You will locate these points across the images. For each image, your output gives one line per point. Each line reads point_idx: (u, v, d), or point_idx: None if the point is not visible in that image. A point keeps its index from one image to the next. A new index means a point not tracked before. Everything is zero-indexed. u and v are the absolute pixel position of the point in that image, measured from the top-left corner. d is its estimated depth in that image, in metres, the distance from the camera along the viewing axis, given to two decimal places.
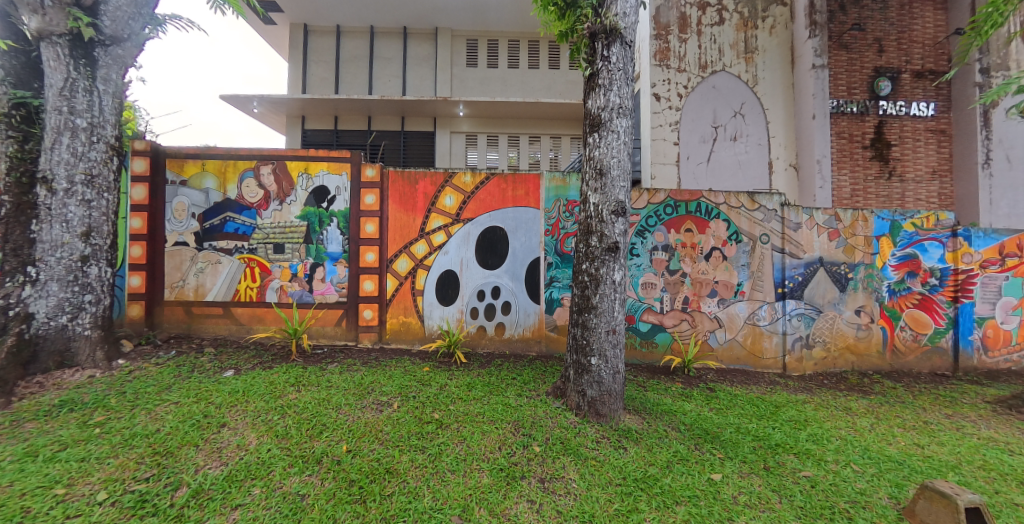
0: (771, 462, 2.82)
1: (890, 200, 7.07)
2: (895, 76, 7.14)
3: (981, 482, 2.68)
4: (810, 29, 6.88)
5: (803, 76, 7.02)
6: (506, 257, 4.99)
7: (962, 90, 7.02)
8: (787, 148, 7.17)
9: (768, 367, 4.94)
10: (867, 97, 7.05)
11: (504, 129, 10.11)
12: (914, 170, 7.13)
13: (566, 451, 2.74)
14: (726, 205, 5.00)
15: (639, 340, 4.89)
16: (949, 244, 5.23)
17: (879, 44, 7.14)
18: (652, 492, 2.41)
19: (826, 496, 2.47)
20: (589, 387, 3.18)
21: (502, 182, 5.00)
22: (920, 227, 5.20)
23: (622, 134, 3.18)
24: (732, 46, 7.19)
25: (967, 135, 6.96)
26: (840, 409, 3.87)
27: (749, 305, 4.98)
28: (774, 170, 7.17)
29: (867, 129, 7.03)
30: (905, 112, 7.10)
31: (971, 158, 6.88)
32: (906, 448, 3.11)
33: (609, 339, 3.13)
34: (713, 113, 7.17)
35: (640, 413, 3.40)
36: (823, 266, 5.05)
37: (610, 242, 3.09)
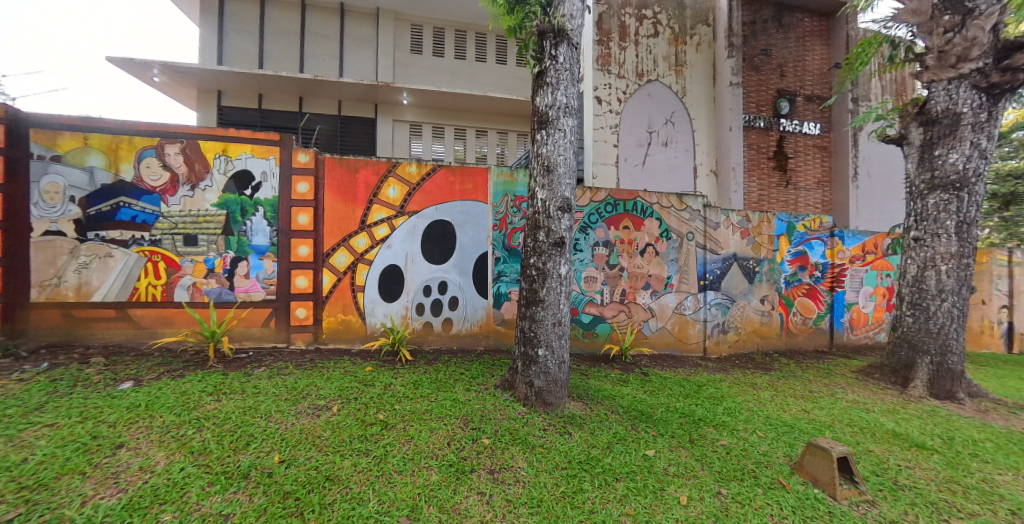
0: (695, 434, 3.18)
1: (787, 205, 8.26)
2: (793, 98, 8.32)
3: (848, 437, 3.30)
4: (727, 49, 7.74)
5: (722, 91, 7.85)
6: (453, 251, 4.91)
7: (839, 115, 8.40)
8: (710, 155, 7.99)
9: (693, 351, 5.52)
10: (770, 114, 8.15)
11: (449, 121, 9.85)
12: (805, 179, 8.40)
13: (515, 441, 2.82)
14: (658, 205, 5.45)
15: (581, 331, 5.16)
16: (829, 243, 6.28)
17: (780, 70, 8.26)
18: (595, 472, 2.59)
19: (738, 461, 2.85)
20: (536, 378, 3.31)
21: (450, 175, 4.91)
22: (808, 228, 6.17)
23: (567, 133, 3.31)
24: (665, 59, 7.80)
25: (842, 153, 8.38)
26: (748, 385, 4.47)
27: (678, 296, 5.50)
28: (699, 175, 7.95)
29: (770, 143, 8.12)
30: (799, 130, 8.30)
31: (845, 172, 8.30)
32: (797, 414, 3.71)
33: (556, 330, 3.28)
34: (648, 120, 7.73)
35: (583, 399, 3.61)
36: (736, 260, 5.77)
37: (556, 237, 3.22)
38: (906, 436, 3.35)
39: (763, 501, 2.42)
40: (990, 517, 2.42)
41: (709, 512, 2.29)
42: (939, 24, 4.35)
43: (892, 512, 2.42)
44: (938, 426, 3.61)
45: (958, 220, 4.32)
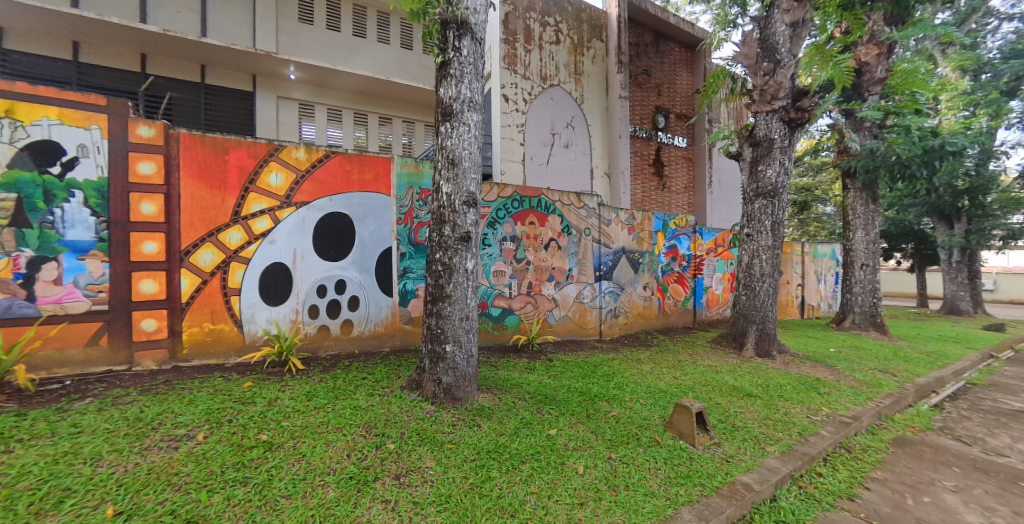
0: (591, 410, 3.54)
1: (664, 205, 9.71)
2: (668, 114, 9.71)
3: (704, 395, 4.11)
4: (618, 65, 8.59)
5: (613, 103, 8.72)
6: (351, 247, 4.57)
7: (699, 133, 10.17)
8: (603, 159, 8.81)
9: (590, 334, 6.10)
10: (650, 127, 9.40)
11: (344, 102, 8.80)
12: (676, 184, 9.93)
13: (422, 441, 2.74)
14: (560, 202, 5.82)
15: (491, 324, 5.24)
16: (692, 237, 7.63)
17: (658, 89, 9.57)
18: (503, 458, 2.66)
19: (627, 427, 3.28)
20: (444, 374, 3.27)
21: (345, 162, 4.53)
22: (678, 226, 7.38)
23: (472, 128, 3.29)
24: (566, 66, 8.29)
25: (702, 164, 10.14)
26: (635, 360, 5.16)
27: (577, 286, 6.00)
28: (595, 176, 8.70)
29: (650, 152, 9.38)
30: (671, 142, 9.73)
31: (704, 180, 10.11)
32: (672, 381, 4.43)
33: (464, 326, 3.28)
34: (551, 122, 8.09)
35: (492, 390, 3.70)
36: (624, 253, 6.55)
37: (462, 231, 3.19)
38: (740, 388, 4.33)
39: (644, 458, 2.84)
40: (788, 441, 3.30)
41: (603, 476, 2.58)
42: (761, 68, 5.58)
43: (730, 449, 3.09)
44: (759, 378, 4.74)
45: (773, 221, 5.67)
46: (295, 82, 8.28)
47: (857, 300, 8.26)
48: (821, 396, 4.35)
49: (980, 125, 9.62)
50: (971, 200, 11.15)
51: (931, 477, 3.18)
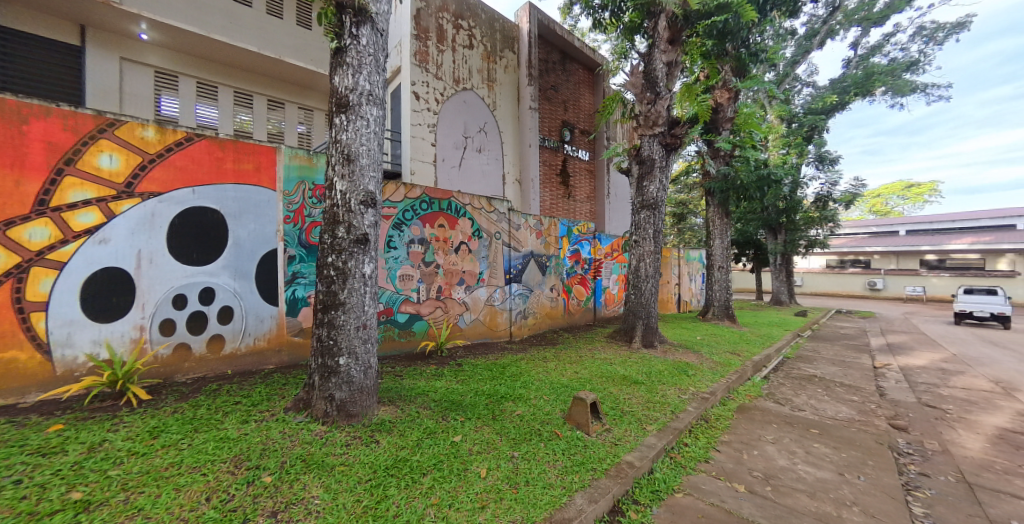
0: (497, 411, 3.57)
1: (570, 213, 10.42)
2: (572, 129, 10.47)
3: (599, 385, 4.53)
4: (528, 78, 8.94)
5: (524, 113, 9.02)
6: (221, 248, 3.86)
7: (598, 148, 11.23)
8: (515, 166, 9.01)
9: (501, 336, 6.24)
10: (557, 139, 10.02)
11: (217, 78, 7.31)
12: (580, 194, 10.76)
13: (309, 468, 2.39)
14: (471, 206, 5.79)
15: (397, 331, 4.95)
16: (592, 242, 8.60)
17: (563, 105, 10.25)
18: (403, 474, 2.45)
19: (532, 424, 3.37)
20: (337, 390, 2.95)
21: (215, 148, 3.80)
22: (580, 232, 8.21)
23: (371, 122, 3.03)
24: (479, 72, 8.27)
25: (602, 176, 11.17)
26: (542, 358, 5.42)
27: (488, 290, 6.05)
28: (507, 182, 8.85)
29: (557, 162, 9.99)
30: (575, 155, 10.51)
31: (603, 191, 11.19)
32: (575, 376, 4.77)
33: (361, 335, 3.00)
34: (464, 125, 7.98)
35: (394, 402, 3.46)
36: (532, 257, 6.90)
37: (359, 233, 2.93)
38: (629, 377, 4.89)
39: (544, 452, 2.93)
40: (664, 420, 3.82)
41: (505, 476, 2.57)
42: (645, 97, 6.42)
43: (618, 432, 3.43)
44: (643, 366, 5.43)
45: (655, 229, 6.55)
46: (149, 44, 6.63)
47: (716, 295, 10.07)
48: (689, 377, 5.19)
49: (791, 162, 12.72)
50: (787, 217, 14.71)
51: (759, 433, 4.04)
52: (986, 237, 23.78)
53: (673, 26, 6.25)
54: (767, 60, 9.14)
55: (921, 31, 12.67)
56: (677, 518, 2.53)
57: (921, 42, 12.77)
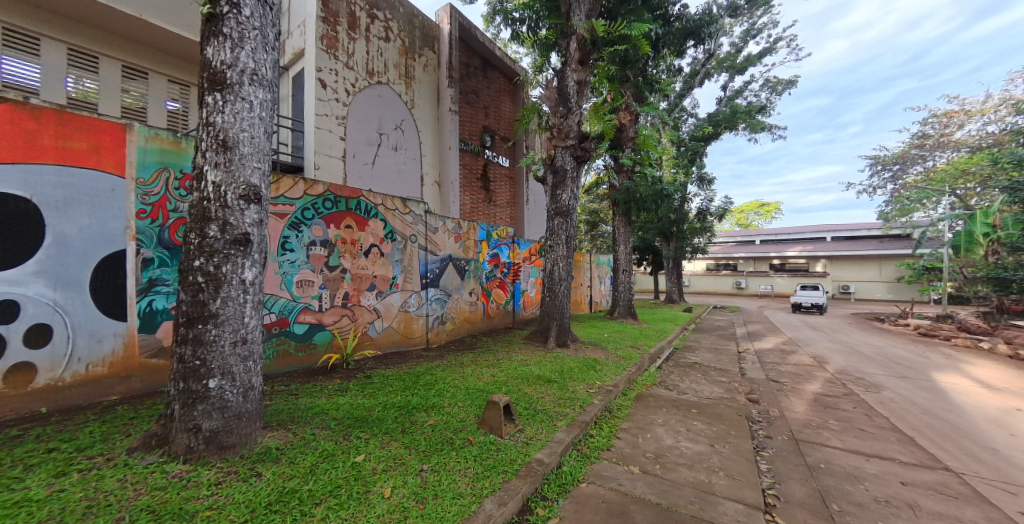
0: (407, 423, 3.33)
1: (490, 217, 10.48)
2: (493, 135, 10.56)
3: (515, 387, 4.60)
4: (448, 80, 8.75)
5: (444, 115, 8.80)
6: (35, 250, 3.01)
7: (517, 155, 11.50)
8: (434, 168, 8.74)
9: (416, 343, 5.97)
10: (478, 144, 10.01)
11: (40, 25, 5.71)
12: (501, 199, 10.90)
13: (159, 519, 1.93)
14: (383, 206, 5.44)
15: (294, 345, 4.40)
16: (511, 247, 8.77)
17: (484, 111, 10.27)
18: (290, 508, 2.10)
19: (444, 434, 3.21)
20: (205, 419, 2.48)
21: (24, 119, 2.96)
22: (499, 236, 8.31)
23: (256, 106, 2.63)
24: (395, 67, 7.85)
25: (521, 183, 11.46)
26: (459, 364, 5.32)
27: (403, 295, 5.74)
28: (425, 184, 8.54)
29: (478, 167, 9.96)
30: (495, 160, 10.61)
31: (522, 197, 11.49)
32: (490, 379, 4.76)
33: (239, 352, 2.58)
34: (378, 121, 7.48)
35: (284, 426, 3.03)
36: (450, 261, 6.76)
37: (237, 233, 2.51)
38: (543, 376, 5.06)
39: (455, 460, 2.81)
40: (574, 415, 4.03)
41: (412, 492, 2.36)
42: (558, 111, 6.77)
43: (530, 431, 3.51)
44: (556, 365, 5.69)
45: (568, 236, 6.92)
46: None
47: (621, 296, 11.06)
48: (596, 372, 5.58)
49: (680, 179, 14.62)
50: (677, 227, 16.84)
51: (651, 418, 4.50)
52: (809, 246, 30.31)
53: (583, 48, 6.71)
54: (660, 90, 10.37)
55: (769, 81, 15.66)
56: (581, 507, 2.65)
57: (768, 90, 15.78)
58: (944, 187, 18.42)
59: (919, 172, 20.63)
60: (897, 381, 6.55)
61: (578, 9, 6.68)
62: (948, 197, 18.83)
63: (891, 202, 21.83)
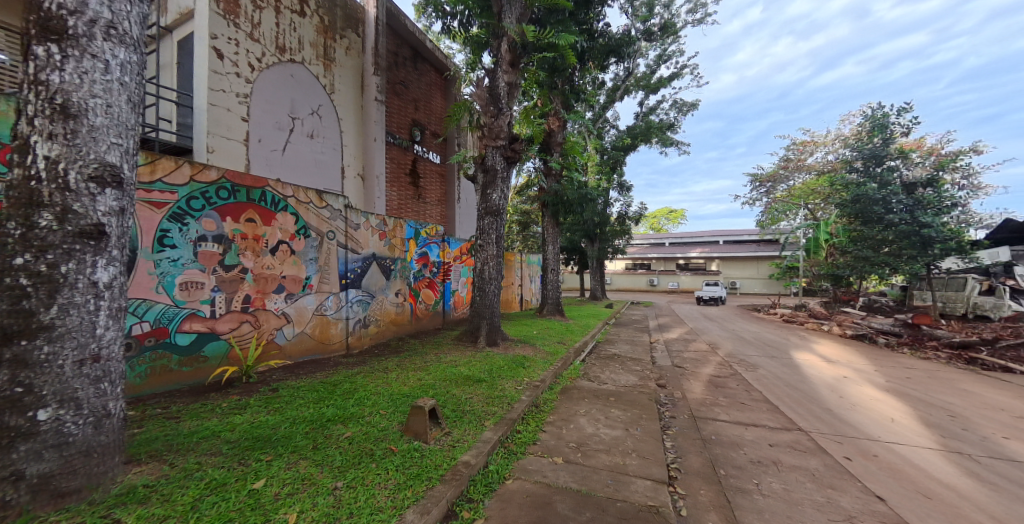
0: (319, 437, 3.05)
1: (419, 214, 10.13)
2: (422, 129, 10.22)
3: (443, 389, 4.50)
4: (374, 67, 8.25)
5: (368, 104, 8.28)
6: None
7: (450, 152, 11.26)
8: (356, 159, 8.20)
9: (333, 350, 5.54)
10: (407, 138, 9.60)
11: None
12: (431, 196, 10.60)
13: None
14: (294, 199, 4.95)
15: (176, 360, 3.78)
16: (441, 245, 8.58)
17: (414, 103, 9.88)
18: None
19: (362, 446, 2.99)
20: (32, 465, 1.92)
21: None
22: (429, 235, 8.07)
23: (114, 67, 2.17)
24: (312, 45, 7.19)
25: (452, 180, 11.26)
26: (383, 370, 5.05)
27: (317, 298, 5.29)
28: (346, 176, 7.97)
29: (406, 161, 9.56)
30: (425, 156, 10.28)
31: (453, 195, 11.29)
32: (415, 383, 4.59)
33: (87, 373, 2.08)
34: (289, 104, 6.80)
35: (158, 457, 2.56)
36: (374, 260, 6.40)
37: (86, 223, 2.04)
38: (472, 376, 5.03)
39: (373, 474, 2.63)
40: (503, 413, 4.06)
41: (321, 515, 2.15)
42: (489, 111, 6.77)
43: (456, 434, 3.45)
44: (486, 364, 5.68)
45: (498, 235, 6.95)
46: None
47: (550, 294, 11.47)
48: (525, 369, 5.70)
49: (602, 185, 15.58)
50: (600, 229, 17.97)
51: (575, 409, 4.71)
52: (708, 248, 34.47)
53: (514, 50, 6.77)
54: (585, 99, 10.95)
55: (678, 102, 17.43)
56: (505, 504, 2.66)
57: (677, 110, 17.54)
58: (803, 202, 22.31)
59: (787, 188, 24.69)
60: (771, 362, 7.75)
61: (509, 11, 6.74)
62: (807, 210, 22.79)
63: (767, 213, 25.81)
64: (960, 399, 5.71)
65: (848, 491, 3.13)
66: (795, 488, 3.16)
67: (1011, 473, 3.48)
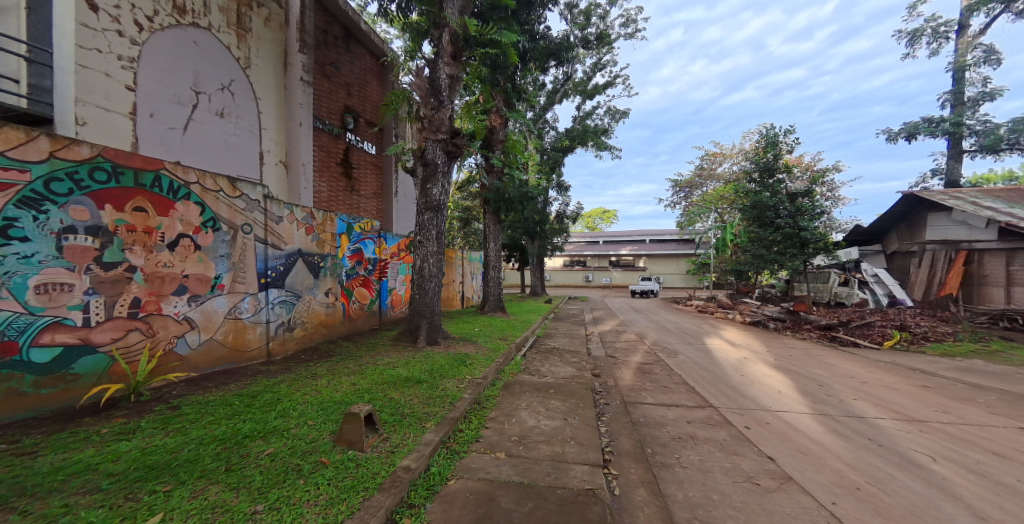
0: (234, 457, 2.72)
1: (352, 208, 9.53)
2: (356, 117, 9.62)
3: (379, 393, 4.27)
4: (299, 43, 7.56)
5: (292, 84, 7.58)
6: None
7: (387, 142, 10.72)
8: (277, 144, 7.48)
9: (250, 358, 5.00)
10: (338, 125, 8.97)
11: None
12: (365, 188, 10.03)
13: None
14: (199, 186, 4.36)
15: (32, 382, 3.09)
16: (377, 241, 8.17)
17: (346, 88, 9.25)
18: None
19: (285, 462, 2.73)
20: None
21: None
22: (363, 229, 7.63)
23: None
24: (222, 11, 6.38)
25: (389, 173, 10.75)
26: (311, 376, 4.66)
27: (230, 300, 4.73)
28: (265, 162, 7.23)
29: (338, 150, 8.94)
30: (359, 145, 9.70)
31: (390, 188, 10.79)
32: (347, 389, 4.29)
33: None
34: (192, 75, 5.98)
35: (10, 505, 2.07)
36: (300, 256, 5.92)
37: None
38: (411, 377, 4.85)
39: (301, 491, 2.41)
40: (444, 413, 3.97)
41: None
42: (429, 102, 6.57)
43: (395, 439, 3.29)
44: (426, 364, 5.52)
45: (438, 231, 6.77)
46: None
47: (491, 291, 11.50)
48: (466, 367, 5.63)
49: (543, 184, 15.91)
50: (540, 227, 18.41)
51: (516, 404, 4.75)
52: (636, 246, 37.07)
53: (455, 42, 6.66)
54: (526, 99, 11.10)
55: (612, 109, 18.40)
56: (448, 506, 2.58)
57: (611, 117, 18.50)
58: (714, 206, 25.00)
59: (701, 194, 27.47)
60: (689, 348, 8.56)
61: (452, 2, 6.59)
62: (717, 213, 25.46)
63: (685, 215, 28.49)
64: (826, 370, 6.79)
65: (748, 455, 3.56)
66: (708, 458, 3.50)
67: (859, 427, 4.25)
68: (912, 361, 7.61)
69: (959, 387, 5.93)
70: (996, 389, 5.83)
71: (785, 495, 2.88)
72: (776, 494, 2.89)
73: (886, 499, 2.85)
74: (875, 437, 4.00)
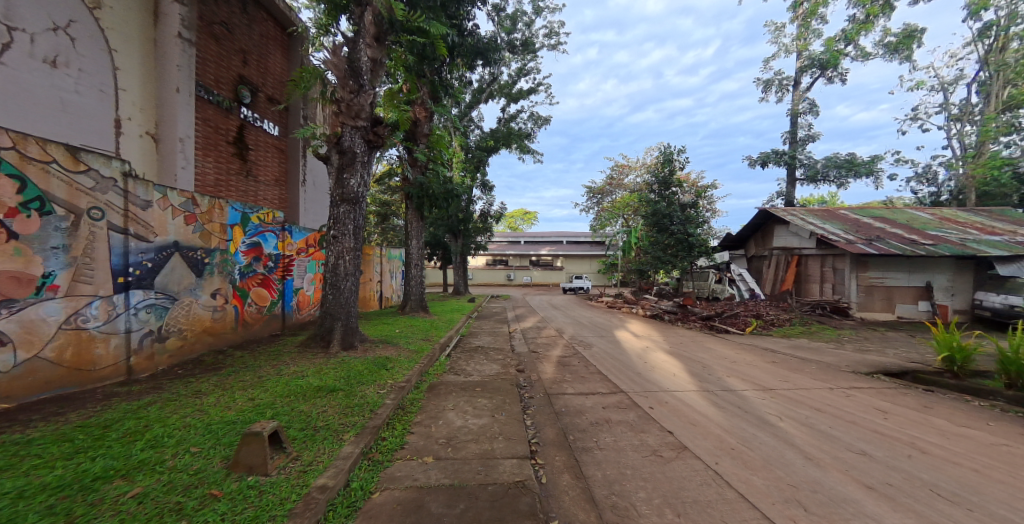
0: (79, 508, 2.15)
1: (247, 195, 8.38)
2: (253, 91, 8.49)
3: (283, 407, 3.79)
4: None
5: (165, 41, 6.39)
6: None
7: (294, 124, 9.64)
8: (141, 111, 6.24)
9: (102, 380, 4.08)
10: (230, 97, 7.82)
11: None
12: (265, 174, 8.91)
13: None
14: (16, 154, 3.41)
15: None
16: (280, 236, 7.31)
17: (241, 56, 8.10)
18: None
19: (157, 503, 2.24)
20: None
21: None
22: (262, 221, 6.78)
23: None
24: None
25: (295, 159, 9.70)
26: (193, 395, 3.96)
27: (69, 304, 3.79)
28: (123, 131, 5.98)
29: (229, 127, 7.82)
30: (256, 124, 8.57)
31: (296, 176, 9.73)
32: (241, 406, 3.71)
33: None
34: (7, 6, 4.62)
35: None
36: (176, 250, 5.03)
37: None
38: (324, 386, 4.41)
39: None
40: (359, 421, 3.66)
41: None
42: (348, 85, 6.05)
43: (307, 457, 2.93)
44: (341, 370, 5.07)
45: (355, 225, 6.27)
46: None
47: (413, 290, 11.08)
48: (387, 371, 5.31)
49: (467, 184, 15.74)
50: (464, 226, 18.27)
51: (443, 405, 4.60)
52: (554, 246, 38.94)
53: (379, 24, 6.26)
54: (452, 96, 10.84)
55: (535, 115, 18.90)
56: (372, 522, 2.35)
57: (534, 123, 19.02)
58: (620, 213, 27.35)
59: (610, 200, 29.84)
60: (602, 340, 9.20)
61: None
62: (624, 218, 27.83)
63: (597, 219, 30.70)
64: (707, 354, 7.80)
65: (652, 431, 3.89)
66: (620, 438, 3.75)
67: (733, 398, 4.93)
68: (766, 342, 9.15)
69: (795, 360, 7.26)
70: (818, 360, 7.25)
71: (682, 462, 3.21)
72: (675, 463, 3.20)
73: (753, 454, 3.33)
74: (742, 405, 4.67)
